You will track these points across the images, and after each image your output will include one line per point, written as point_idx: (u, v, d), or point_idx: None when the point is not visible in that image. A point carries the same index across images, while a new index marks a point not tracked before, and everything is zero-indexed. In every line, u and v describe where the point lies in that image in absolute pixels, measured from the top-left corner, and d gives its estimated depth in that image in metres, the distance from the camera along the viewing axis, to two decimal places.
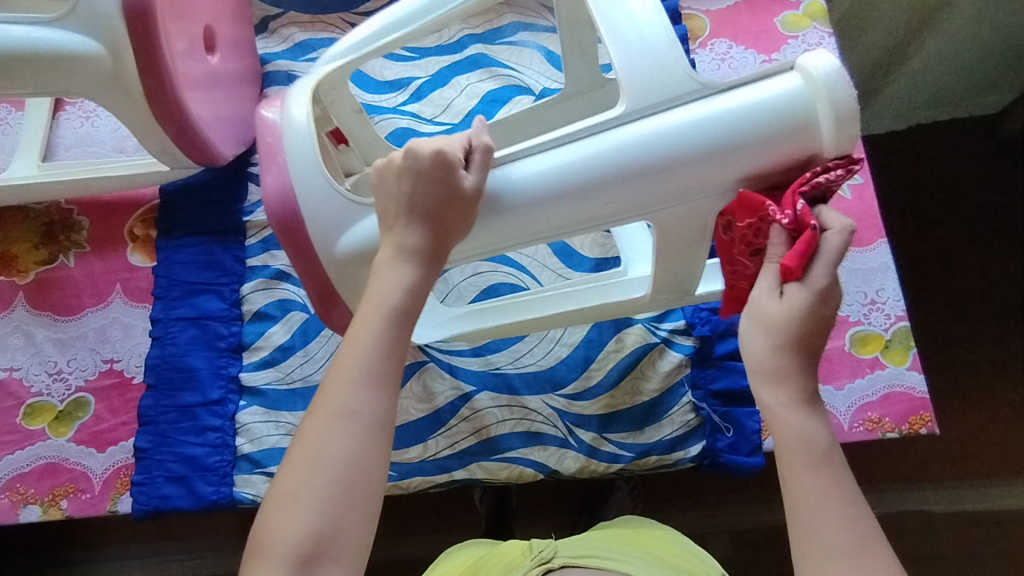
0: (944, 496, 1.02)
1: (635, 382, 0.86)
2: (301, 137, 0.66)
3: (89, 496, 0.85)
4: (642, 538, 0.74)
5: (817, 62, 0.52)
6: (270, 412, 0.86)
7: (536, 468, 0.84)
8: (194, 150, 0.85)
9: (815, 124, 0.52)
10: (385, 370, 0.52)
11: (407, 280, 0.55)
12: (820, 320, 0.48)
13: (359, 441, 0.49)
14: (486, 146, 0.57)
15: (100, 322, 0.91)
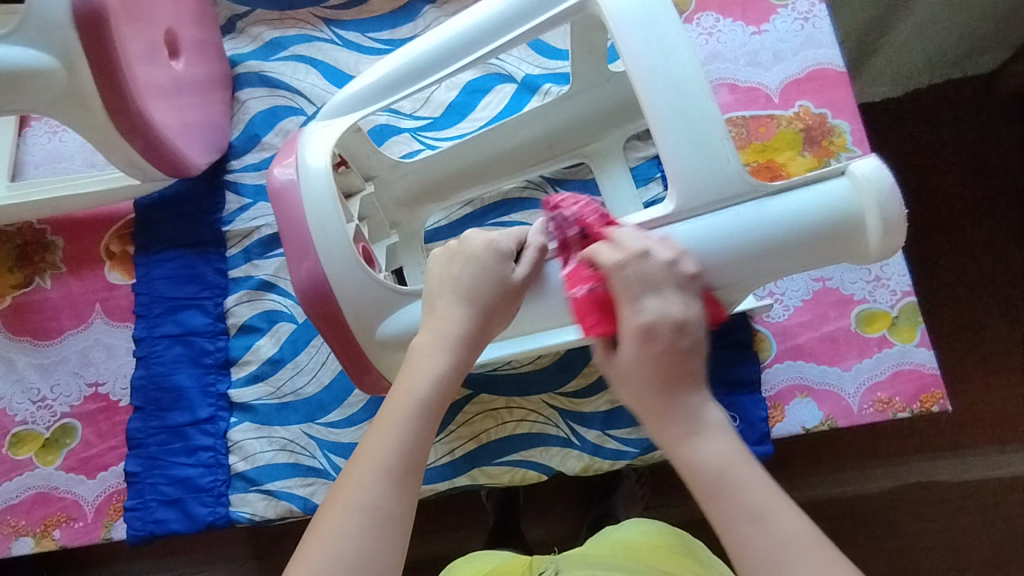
0: (956, 466, 1.00)
1: None
2: (325, 213, 0.63)
3: (83, 524, 0.82)
4: (650, 549, 0.73)
5: (866, 168, 0.54)
6: (262, 428, 0.84)
7: (540, 470, 0.82)
8: (161, 162, 0.82)
9: (862, 231, 0.55)
10: (408, 465, 0.50)
11: (438, 369, 0.53)
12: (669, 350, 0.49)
13: (371, 536, 0.47)
14: (541, 243, 0.59)
15: (82, 345, 0.88)
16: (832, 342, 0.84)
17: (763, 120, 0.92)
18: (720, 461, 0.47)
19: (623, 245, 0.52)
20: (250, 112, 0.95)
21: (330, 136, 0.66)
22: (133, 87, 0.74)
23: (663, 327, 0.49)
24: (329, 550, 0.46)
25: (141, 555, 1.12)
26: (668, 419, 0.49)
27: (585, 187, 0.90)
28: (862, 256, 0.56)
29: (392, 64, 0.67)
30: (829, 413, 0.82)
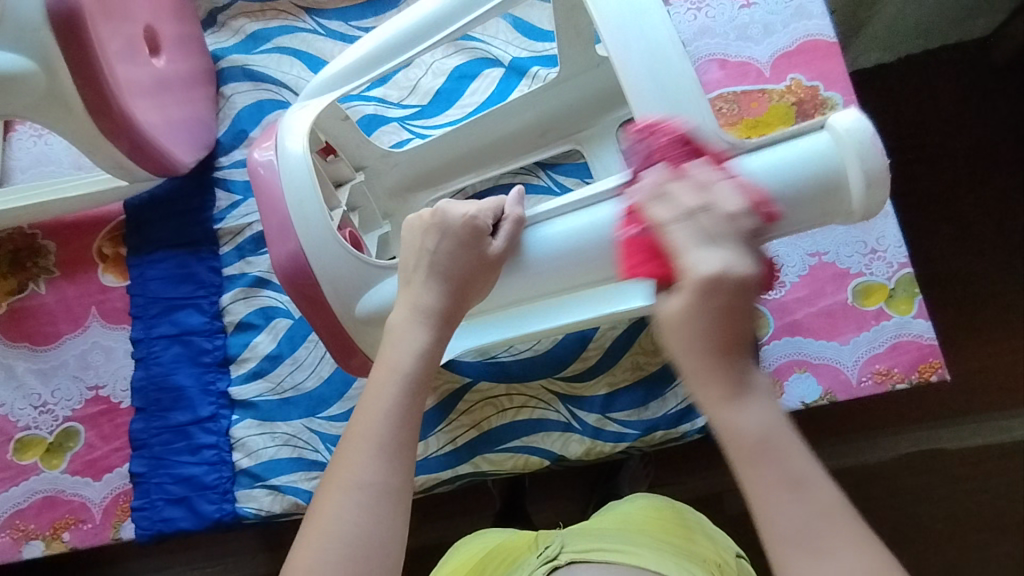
0: (957, 433, 1.01)
1: (635, 359, 0.83)
2: (305, 197, 0.63)
3: (91, 526, 0.83)
4: (656, 521, 0.74)
5: (849, 122, 0.54)
6: (264, 424, 0.84)
7: (542, 455, 0.83)
8: (147, 161, 0.81)
9: (845, 186, 0.54)
10: (398, 439, 0.52)
11: (418, 344, 0.56)
12: (721, 310, 0.43)
13: (370, 514, 0.49)
14: (517, 215, 0.60)
15: (80, 348, 0.88)
16: (830, 317, 0.84)
17: (755, 95, 0.90)
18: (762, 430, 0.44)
19: (678, 201, 0.48)
20: (236, 107, 0.93)
21: (307, 117, 0.65)
22: (114, 86, 0.73)
23: (729, 283, 0.44)
24: (329, 529, 0.48)
25: (153, 552, 1.14)
26: (716, 382, 0.44)
27: (578, 171, 0.90)
28: (846, 213, 0.56)
29: (368, 43, 0.66)
30: (828, 387, 0.82)
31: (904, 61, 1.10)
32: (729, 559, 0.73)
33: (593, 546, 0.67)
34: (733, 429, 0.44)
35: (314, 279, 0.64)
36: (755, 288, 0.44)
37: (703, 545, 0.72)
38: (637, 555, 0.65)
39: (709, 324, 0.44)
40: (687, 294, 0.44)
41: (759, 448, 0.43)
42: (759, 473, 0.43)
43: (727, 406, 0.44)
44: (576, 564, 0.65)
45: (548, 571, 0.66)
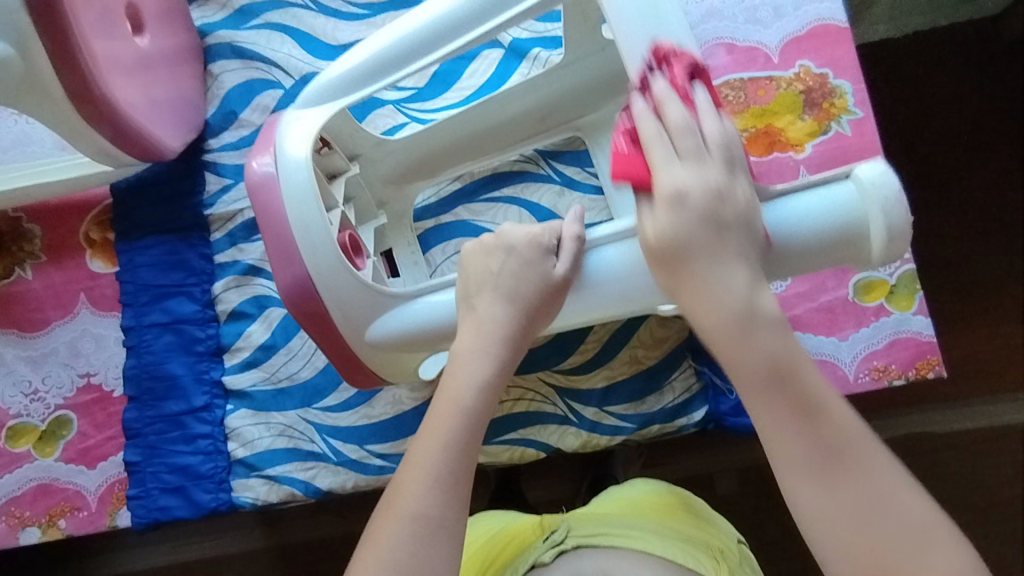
0: (948, 417, 1.02)
1: (634, 352, 0.83)
2: (309, 215, 0.55)
3: (87, 514, 0.83)
4: (658, 505, 0.74)
5: (872, 173, 0.50)
6: (259, 414, 0.84)
7: (538, 447, 0.83)
8: (132, 146, 0.79)
9: (865, 238, 0.51)
10: (454, 473, 0.51)
11: (482, 377, 0.52)
12: (715, 217, 0.48)
13: (424, 547, 0.48)
14: (578, 235, 0.54)
15: (70, 335, 0.87)
16: (829, 312, 0.83)
17: (762, 82, 0.88)
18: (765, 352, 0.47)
19: (674, 114, 0.49)
20: (224, 86, 0.90)
21: (306, 122, 0.58)
22: (92, 68, 0.69)
23: (698, 194, 0.48)
24: (385, 557, 0.48)
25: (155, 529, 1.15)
26: (690, 277, 0.48)
27: (579, 159, 0.88)
28: (868, 261, 0.53)
29: (386, 40, 0.58)
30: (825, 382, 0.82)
31: (915, 44, 1.06)
32: (731, 545, 0.72)
33: (598, 529, 0.69)
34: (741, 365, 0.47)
35: (318, 304, 0.57)
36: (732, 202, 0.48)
37: (708, 530, 0.72)
38: (643, 540, 0.67)
39: (680, 220, 0.48)
40: (664, 204, 0.48)
41: (772, 378, 0.46)
42: (779, 422, 0.46)
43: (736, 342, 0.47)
44: (583, 547, 0.68)
45: (554, 555, 0.68)
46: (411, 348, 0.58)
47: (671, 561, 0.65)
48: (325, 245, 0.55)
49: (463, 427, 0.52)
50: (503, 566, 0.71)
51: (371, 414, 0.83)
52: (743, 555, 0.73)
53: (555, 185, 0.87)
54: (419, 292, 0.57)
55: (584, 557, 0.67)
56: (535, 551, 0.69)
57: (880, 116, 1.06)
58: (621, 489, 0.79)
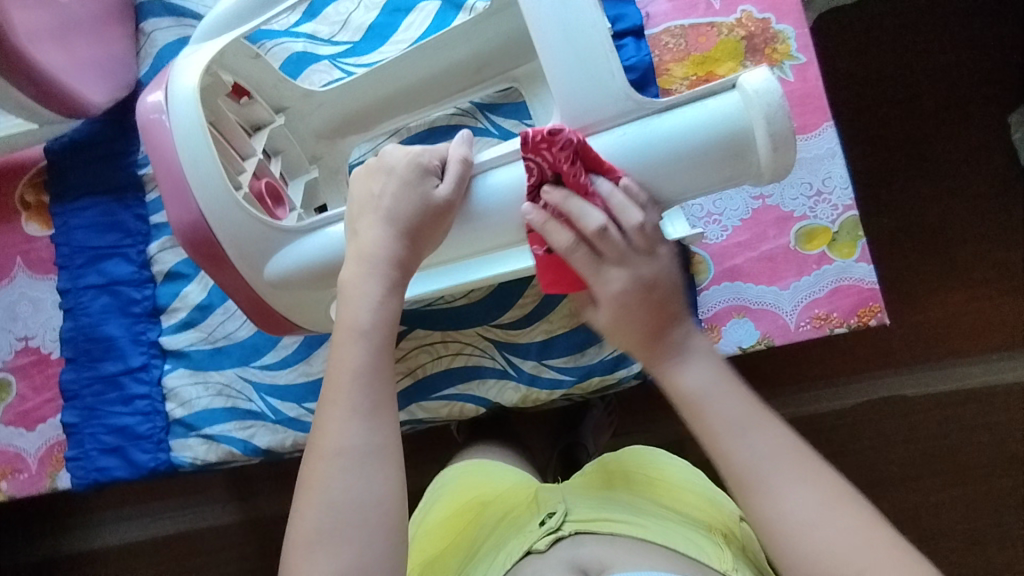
0: (916, 380, 0.99)
1: (573, 305, 0.82)
2: (200, 158, 0.53)
3: (28, 475, 0.83)
4: (652, 484, 0.70)
5: (757, 81, 0.48)
6: (197, 374, 0.83)
7: (477, 403, 0.82)
8: (53, 102, 0.77)
9: (752, 149, 0.48)
10: (375, 399, 0.51)
11: (375, 296, 0.52)
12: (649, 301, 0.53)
13: (361, 474, 0.49)
14: (464, 158, 0.54)
15: (8, 299, 0.86)
16: (771, 261, 0.82)
17: (703, 29, 0.86)
18: (701, 389, 0.52)
19: (579, 225, 0.51)
20: (156, 44, 0.88)
21: (198, 56, 0.56)
22: (1, 17, 0.68)
23: (632, 294, 0.53)
24: (326, 494, 0.49)
25: (122, 503, 1.16)
26: (660, 354, 0.54)
27: (517, 111, 0.86)
28: (759, 175, 0.50)
29: None
30: (766, 331, 0.80)
31: None
32: (736, 527, 0.69)
33: (596, 515, 0.63)
34: (677, 387, 0.53)
35: (216, 244, 0.55)
36: (660, 286, 0.53)
37: (708, 511, 0.68)
38: (642, 527, 0.62)
39: (631, 323, 0.54)
40: (608, 306, 0.54)
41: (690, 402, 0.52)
42: (725, 413, 0.51)
43: (669, 366, 0.54)
44: (581, 534, 0.62)
45: (552, 543, 0.62)
46: (314, 286, 0.57)
47: (673, 549, 0.60)
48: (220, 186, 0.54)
49: (367, 352, 0.52)
50: (495, 547, 0.65)
51: (308, 372, 0.82)
52: (747, 536, 0.69)
53: (492, 138, 0.86)
54: (307, 231, 0.55)
55: (582, 545, 0.61)
56: (530, 537, 0.63)
57: (838, 70, 1.04)
58: (620, 458, 0.73)
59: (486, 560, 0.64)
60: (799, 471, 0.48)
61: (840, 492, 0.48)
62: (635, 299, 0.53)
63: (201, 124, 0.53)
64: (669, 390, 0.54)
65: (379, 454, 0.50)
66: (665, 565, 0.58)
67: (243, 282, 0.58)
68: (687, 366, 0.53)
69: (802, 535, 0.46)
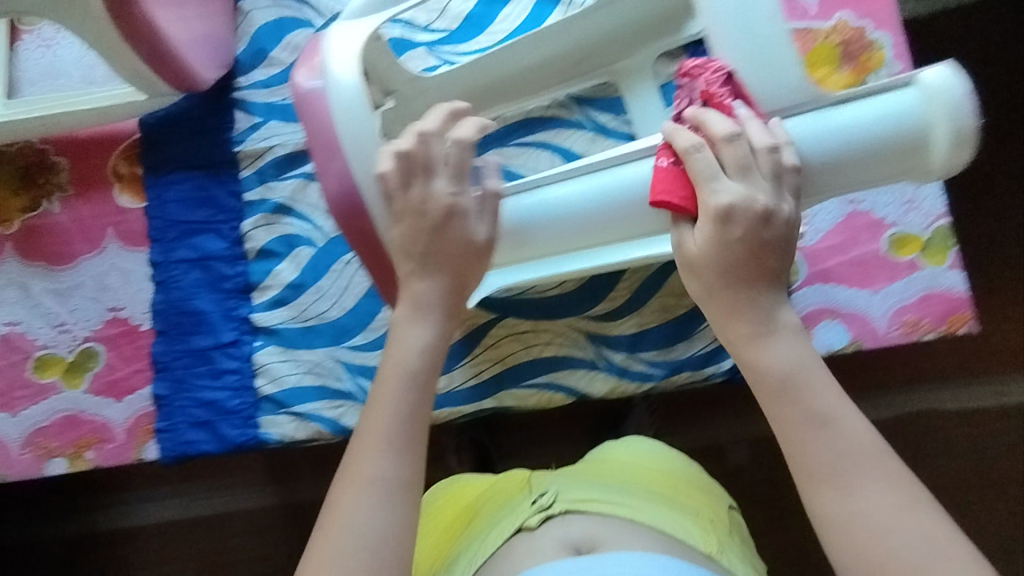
0: (987, 393, 0.98)
1: (665, 300, 0.83)
2: (356, 132, 0.57)
3: (114, 446, 0.83)
4: (650, 480, 0.72)
5: (938, 77, 0.51)
6: (287, 351, 0.83)
7: (566, 392, 0.83)
8: (167, 73, 0.76)
9: (927, 143, 0.52)
10: (405, 438, 0.56)
11: (425, 342, 0.58)
12: (760, 243, 0.51)
13: (381, 506, 0.53)
14: (495, 191, 0.58)
15: (98, 269, 0.86)
16: (862, 265, 0.82)
17: (801, 32, 0.86)
18: (791, 364, 0.52)
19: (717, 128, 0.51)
20: (254, 23, 0.88)
21: (354, 33, 0.57)
22: None
23: (743, 213, 0.51)
24: (348, 515, 0.53)
25: (164, 482, 1.12)
26: (740, 316, 0.53)
27: (613, 106, 0.86)
28: (927, 169, 0.54)
29: None
30: (856, 336, 0.82)
31: None
32: (722, 513, 0.72)
33: (587, 495, 0.68)
34: (764, 367, 0.52)
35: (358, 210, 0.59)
36: (777, 221, 0.51)
37: (699, 501, 0.72)
38: (633, 509, 0.67)
39: (723, 254, 0.51)
40: (711, 228, 0.51)
41: (782, 387, 0.52)
42: (815, 397, 0.52)
43: (756, 340, 0.53)
44: (572, 512, 0.67)
45: (541, 520, 0.67)
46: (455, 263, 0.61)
47: (662, 533, 0.65)
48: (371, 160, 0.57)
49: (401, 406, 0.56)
50: (488, 522, 0.69)
51: None
52: (733, 523, 0.72)
53: (587, 132, 0.86)
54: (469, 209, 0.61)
55: (570, 525, 0.66)
56: (520, 514, 0.68)
57: None
58: (611, 454, 0.77)
59: (478, 535, 0.69)
60: (873, 460, 0.49)
61: (913, 501, 0.48)
62: (736, 244, 0.51)
63: (360, 100, 0.56)
64: (751, 368, 0.53)
65: (407, 489, 0.54)
66: (654, 548, 0.63)
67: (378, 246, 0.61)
68: (771, 344, 0.52)
69: (878, 532, 0.48)
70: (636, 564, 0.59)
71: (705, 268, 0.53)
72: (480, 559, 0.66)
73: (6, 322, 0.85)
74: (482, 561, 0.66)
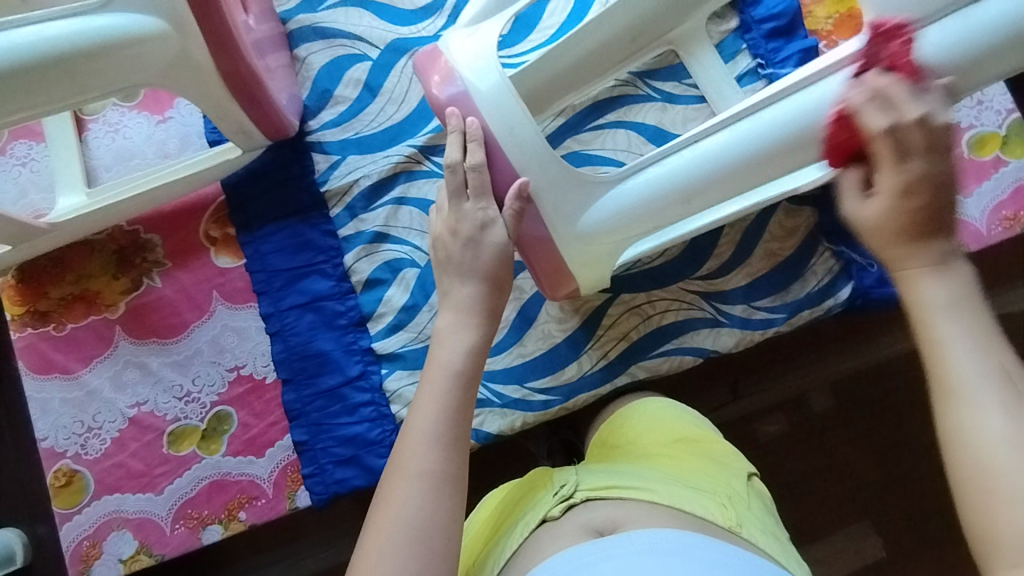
0: None
1: (769, 247, 0.84)
2: (510, 115, 0.61)
3: (265, 501, 0.83)
4: (670, 454, 0.68)
5: None
6: (415, 372, 0.84)
7: (694, 354, 0.84)
8: (269, 125, 0.81)
9: None
10: (450, 432, 0.57)
11: (468, 343, 0.61)
12: (933, 203, 0.44)
13: (431, 498, 0.54)
14: (518, 208, 0.63)
15: (212, 333, 0.87)
16: None
17: None
18: (947, 303, 0.42)
19: (892, 106, 0.47)
20: (313, 67, 0.91)
21: (477, 38, 0.64)
22: (240, 45, 0.70)
23: (917, 195, 0.44)
24: (399, 514, 0.53)
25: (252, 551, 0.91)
26: (912, 249, 0.43)
27: (675, 73, 0.89)
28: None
29: None
30: (960, 241, 0.83)
31: None
32: (739, 487, 0.65)
33: (607, 482, 0.62)
34: (916, 296, 0.43)
35: (529, 189, 0.62)
36: (937, 129, 0.45)
37: (714, 476, 0.65)
38: (649, 491, 0.60)
39: (902, 213, 0.44)
40: (889, 196, 0.45)
41: (924, 310, 0.42)
42: (952, 330, 0.41)
43: (919, 272, 0.43)
44: (593, 500, 0.61)
45: (564, 511, 0.61)
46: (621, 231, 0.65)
47: (680, 510, 0.58)
48: (531, 139, 0.62)
49: None
50: (513, 519, 0.63)
51: (524, 353, 0.84)
52: (753, 492, 0.66)
53: (656, 103, 0.89)
54: (630, 173, 0.63)
55: (594, 510, 0.60)
56: (543, 506, 0.62)
57: None
58: (626, 427, 0.74)
59: (505, 535, 0.62)
60: (1014, 405, 0.39)
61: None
62: (926, 185, 0.44)
63: (505, 85, 0.62)
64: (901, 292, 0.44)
65: (454, 482, 0.55)
66: (671, 524, 0.56)
67: (532, 227, 0.65)
68: (934, 275, 0.43)
69: (986, 453, 0.39)
70: (655, 541, 0.54)
71: (879, 234, 0.45)
72: (506, 555, 0.59)
73: (133, 403, 0.86)
74: (508, 557, 0.59)
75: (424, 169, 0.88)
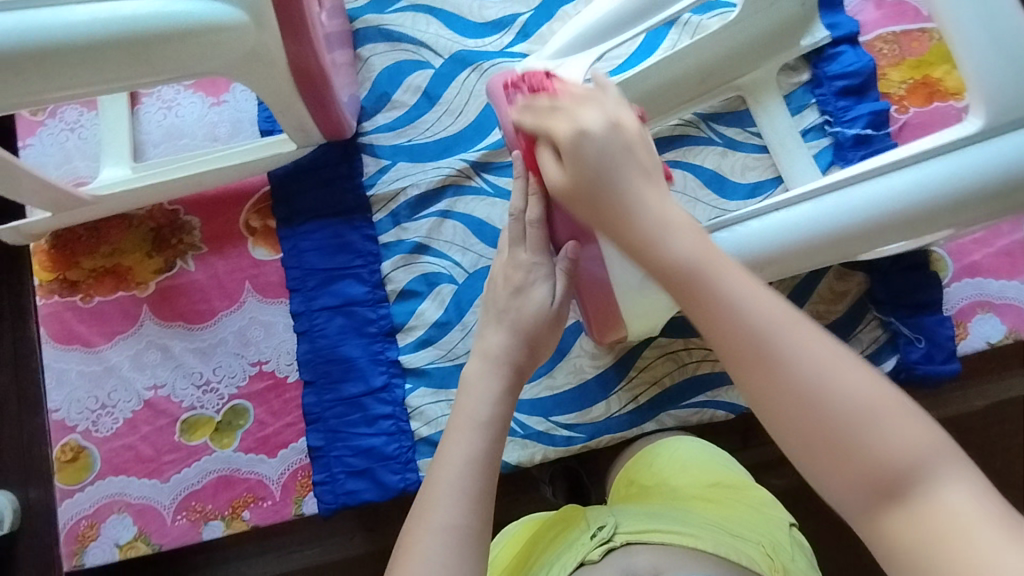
0: None
1: (815, 308, 0.82)
2: None
3: (272, 503, 0.81)
4: (709, 498, 0.66)
5: None
6: (440, 391, 0.82)
7: (727, 409, 0.81)
8: (325, 122, 0.80)
9: None
10: (480, 477, 0.55)
11: (495, 391, 0.60)
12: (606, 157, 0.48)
13: (458, 557, 0.51)
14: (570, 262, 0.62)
15: (238, 324, 0.85)
16: (1008, 256, 0.82)
17: (915, 34, 0.88)
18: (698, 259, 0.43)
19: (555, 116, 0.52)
20: (374, 69, 0.90)
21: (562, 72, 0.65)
22: (314, 42, 0.68)
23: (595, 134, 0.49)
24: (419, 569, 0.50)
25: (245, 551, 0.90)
26: (627, 222, 0.46)
27: (740, 119, 0.87)
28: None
29: None
30: (1012, 326, 0.81)
31: None
32: (783, 538, 0.63)
33: (647, 525, 0.59)
34: (668, 262, 0.43)
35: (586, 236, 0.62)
36: (630, 135, 0.49)
37: (756, 524, 0.63)
38: (694, 536, 0.58)
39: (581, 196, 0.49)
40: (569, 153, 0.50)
41: (691, 278, 0.42)
42: (725, 289, 0.41)
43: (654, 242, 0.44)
44: (634, 544, 0.58)
45: (604, 554, 0.58)
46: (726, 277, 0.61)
47: (726, 559, 0.56)
48: None
49: (484, 440, 0.57)
50: (546, 561, 0.60)
51: (553, 386, 0.82)
52: (794, 542, 0.64)
53: (717, 147, 0.87)
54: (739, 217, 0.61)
55: (635, 554, 0.57)
56: (581, 548, 0.59)
57: None
58: (656, 463, 0.73)
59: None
60: (808, 337, 0.39)
61: (893, 394, 0.38)
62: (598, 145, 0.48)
63: None
64: (653, 263, 0.44)
65: (477, 540, 0.52)
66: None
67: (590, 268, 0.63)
68: (671, 239, 0.44)
69: (843, 429, 0.37)
70: None
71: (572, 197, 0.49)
72: None
73: (150, 386, 0.84)
74: None
75: (473, 185, 0.86)
